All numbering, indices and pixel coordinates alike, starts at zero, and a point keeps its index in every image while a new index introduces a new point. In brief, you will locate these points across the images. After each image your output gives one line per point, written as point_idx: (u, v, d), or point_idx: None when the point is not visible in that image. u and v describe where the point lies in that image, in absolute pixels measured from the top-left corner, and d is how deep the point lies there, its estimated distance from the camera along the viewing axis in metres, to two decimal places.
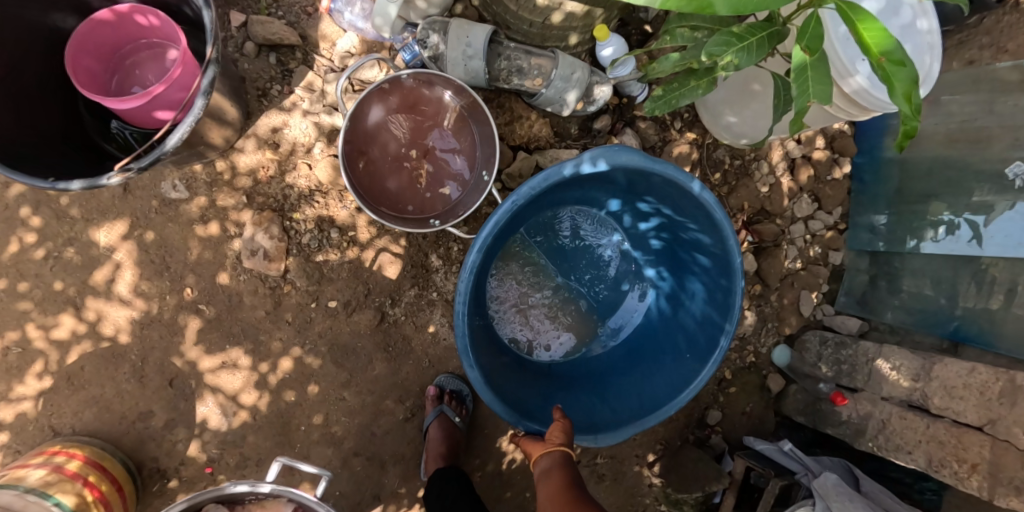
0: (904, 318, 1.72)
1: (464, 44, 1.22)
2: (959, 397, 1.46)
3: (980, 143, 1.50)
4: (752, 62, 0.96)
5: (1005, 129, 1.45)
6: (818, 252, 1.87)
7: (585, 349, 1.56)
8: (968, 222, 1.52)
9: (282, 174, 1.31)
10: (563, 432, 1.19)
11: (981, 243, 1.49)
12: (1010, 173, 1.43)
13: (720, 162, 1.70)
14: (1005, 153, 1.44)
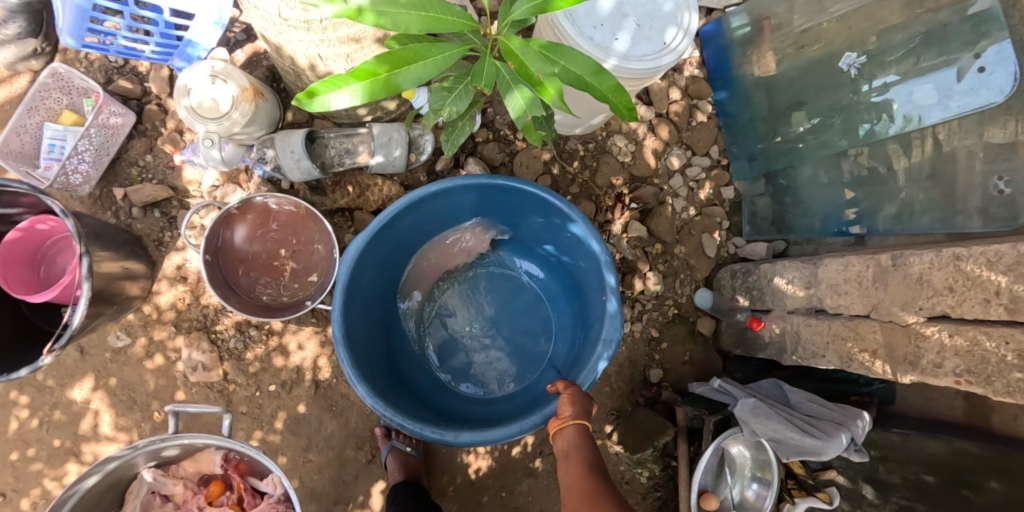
0: (809, 229, 1.81)
1: (289, 151, 1.44)
2: (844, 293, 1.53)
3: (824, 44, 1.69)
4: (468, 103, 1.14)
5: (841, 24, 1.64)
6: (709, 193, 1.95)
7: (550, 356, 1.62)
8: (841, 118, 1.69)
9: (197, 298, 1.58)
10: (573, 404, 1.14)
11: (855, 133, 1.66)
12: (846, 65, 1.63)
13: (574, 151, 1.83)
14: (845, 48, 1.63)
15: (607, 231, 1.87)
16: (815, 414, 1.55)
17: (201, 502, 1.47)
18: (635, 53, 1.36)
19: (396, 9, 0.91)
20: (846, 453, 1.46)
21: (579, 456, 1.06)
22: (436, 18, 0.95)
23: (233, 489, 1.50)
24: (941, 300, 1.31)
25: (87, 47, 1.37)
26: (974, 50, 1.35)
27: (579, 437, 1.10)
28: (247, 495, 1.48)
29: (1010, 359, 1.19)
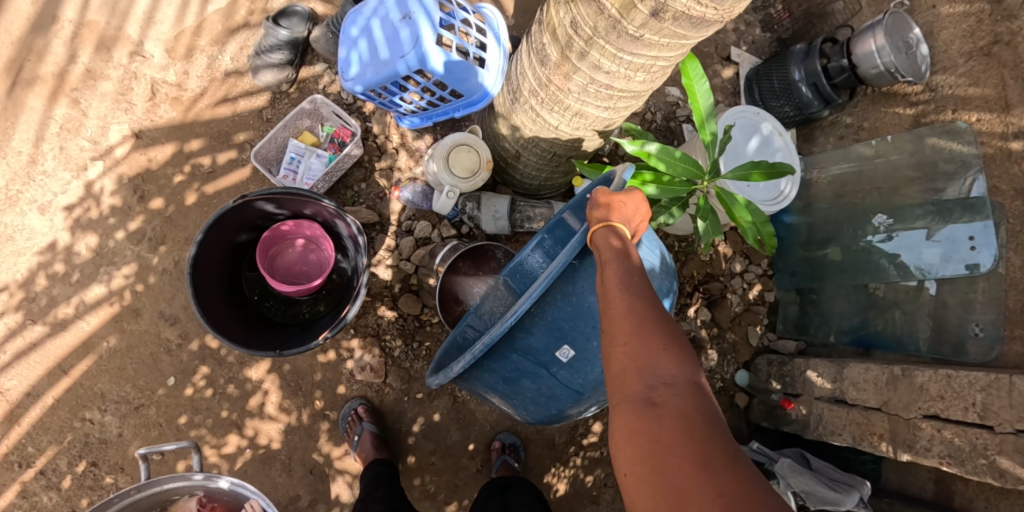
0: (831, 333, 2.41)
1: (493, 211, 1.82)
2: (863, 389, 2.08)
3: (858, 199, 2.36)
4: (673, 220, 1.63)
5: (873, 187, 2.32)
6: (756, 295, 2.49)
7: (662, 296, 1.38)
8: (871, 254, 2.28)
9: (375, 309, 1.85)
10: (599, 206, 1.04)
11: (881, 269, 2.24)
12: (876, 222, 2.28)
13: (670, 246, 2.33)
14: (874, 207, 2.30)
15: (684, 312, 2.35)
16: (834, 478, 2.04)
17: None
18: (758, 195, 1.89)
19: (669, 158, 1.48)
20: (856, 508, 1.96)
21: (613, 265, 0.96)
22: (690, 169, 1.51)
23: None
24: (934, 404, 1.87)
25: (363, 94, 1.68)
26: (969, 225, 1.96)
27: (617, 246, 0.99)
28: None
29: (976, 448, 1.74)
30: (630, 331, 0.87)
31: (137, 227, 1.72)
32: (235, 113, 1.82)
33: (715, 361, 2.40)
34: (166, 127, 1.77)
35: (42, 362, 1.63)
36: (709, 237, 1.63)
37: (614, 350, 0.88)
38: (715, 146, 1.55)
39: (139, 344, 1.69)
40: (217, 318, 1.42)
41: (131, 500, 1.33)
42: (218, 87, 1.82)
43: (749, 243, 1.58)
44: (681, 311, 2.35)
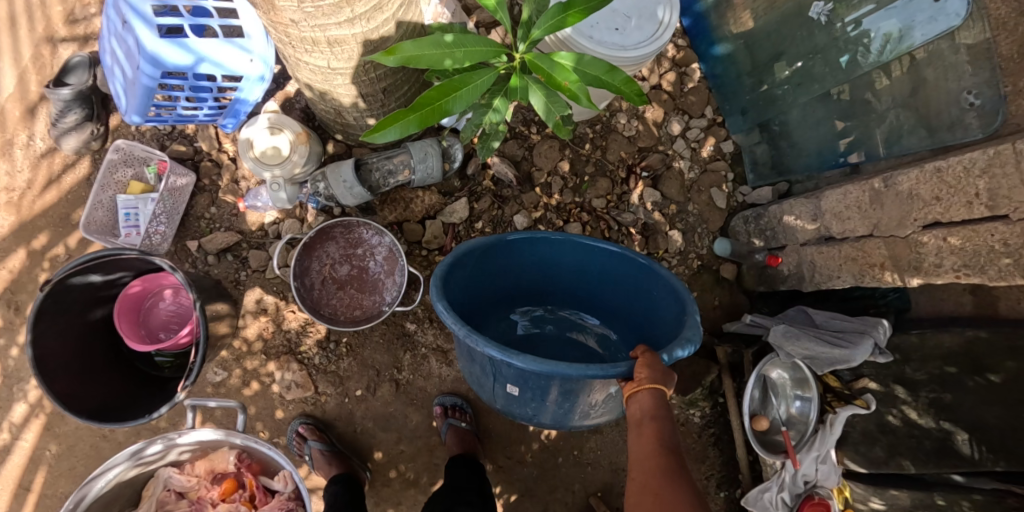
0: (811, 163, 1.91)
1: (342, 181, 1.62)
2: (848, 218, 1.71)
3: None
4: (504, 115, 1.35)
5: None
6: (711, 151, 2.14)
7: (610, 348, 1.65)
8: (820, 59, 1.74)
9: (279, 325, 1.76)
10: (649, 367, 1.05)
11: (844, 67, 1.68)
12: (815, 14, 1.70)
13: (585, 135, 2.02)
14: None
15: (627, 202, 2.05)
16: (840, 330, 1.73)
17: (213, 499, 1.55)
18: (632, 42, 1.53)
19: (440, 49, 1.13)
20: (872, 356, 1.66)
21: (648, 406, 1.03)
22: (473, 50, 1.17)
23: (243, 488, 1.58)
24: (931, 209, 1.46)
25: (150, 120, 1.55)
26: None
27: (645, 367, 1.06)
28: (258, 493, 1.57)
29: (994, 248, 1.33)
30: (660, 487, 0.94)
31: (25, 338, 1.72)
32: (67, 191, 1.75)
33: (681, 242, 2.09)
34: (10, 233, 1.73)
35: (5, 487, 1.71)
36: (553, 115, 1.29)
37: (646, 498, 0.94)
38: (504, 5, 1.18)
39: (77, 442, 1.72)
40: (88, 401, 1.41)
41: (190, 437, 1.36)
42: (40, 173, 1.75)
43: (592, 106, 1.20)
44: (624, 202, 2.05)
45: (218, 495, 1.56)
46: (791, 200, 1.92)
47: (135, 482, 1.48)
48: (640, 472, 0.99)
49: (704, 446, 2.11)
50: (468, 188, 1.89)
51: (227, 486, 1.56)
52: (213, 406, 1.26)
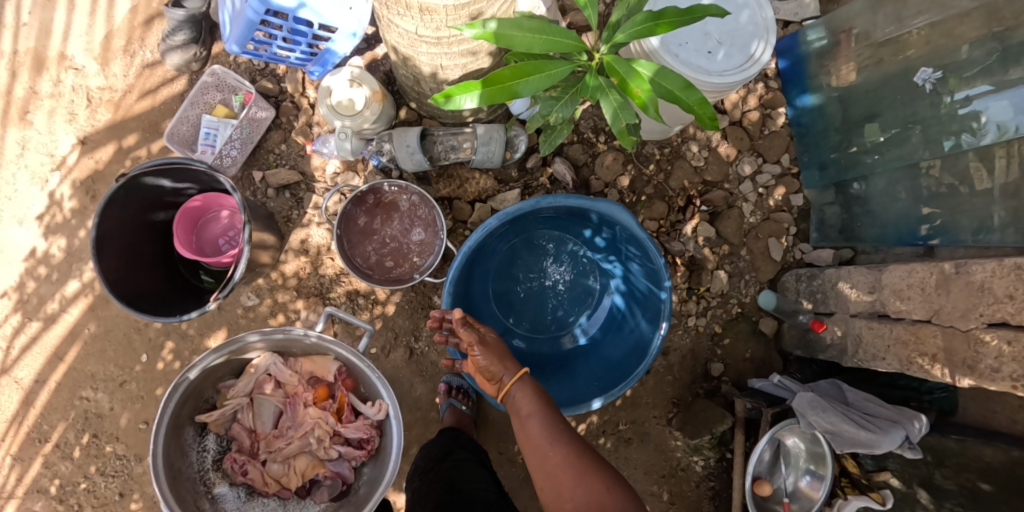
0: (882, 235, 1.80)
1: (405, 146, 1.67)
2: (907, 298, 1.60)
3: (897, 50, 1.66)
4: (570, 111, 1.36)
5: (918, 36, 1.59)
6: (779, 200, 2.05)
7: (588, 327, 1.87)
8: (914, 130, 1.64)
9: (317, 269, 1.84)
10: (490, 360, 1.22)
11: (940, 145, 1.57)
12: (920, 81, 1.59)
13: (651, 155, 1.98)
14: (913, 64, 1.61)
15: (679, 232, 1.99)
16: (871, 412, 1.64)
17: (307, 400, 1.68)
18: (717, 69, 1.50)
19: (522, 31, 1.17)
20: (899, 449, 1.56)
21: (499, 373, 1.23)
22: (555, 40, 1.21)
23: (333, 399, 1.71)
24: (1001, 307, 1.34)
25: (246, 53, 1.65)
26: None
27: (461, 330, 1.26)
28: (346, 409, 1.69)
29: None
30: (573, 481, 1.02)
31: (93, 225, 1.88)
32: (161, 102, 1.90)
33: (725, 283, 1.99)
34: (105, 127, 1.89)
35: (44, 352, 1.86)
36: (619, 121, 1.31)
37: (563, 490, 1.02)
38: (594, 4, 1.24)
39: (114, 328, 1.86)
40: (131, 288, 1.53)
41: (270, 339, 1.45)
42: (142, 80, 1.90)
43: (658, 119, 1.19)
44: (676, 230, 2.00)
45: (310, 398, 1.68)
46: (854, 268, 1.81)
47: (244, 360, 1.61)
48: (543, 466, 1.08)
49: (700, 497, 2.02)
50: (524, 180, 1.91)
51: (321, 393, 1.70)
52: (355, 321, 1.47)
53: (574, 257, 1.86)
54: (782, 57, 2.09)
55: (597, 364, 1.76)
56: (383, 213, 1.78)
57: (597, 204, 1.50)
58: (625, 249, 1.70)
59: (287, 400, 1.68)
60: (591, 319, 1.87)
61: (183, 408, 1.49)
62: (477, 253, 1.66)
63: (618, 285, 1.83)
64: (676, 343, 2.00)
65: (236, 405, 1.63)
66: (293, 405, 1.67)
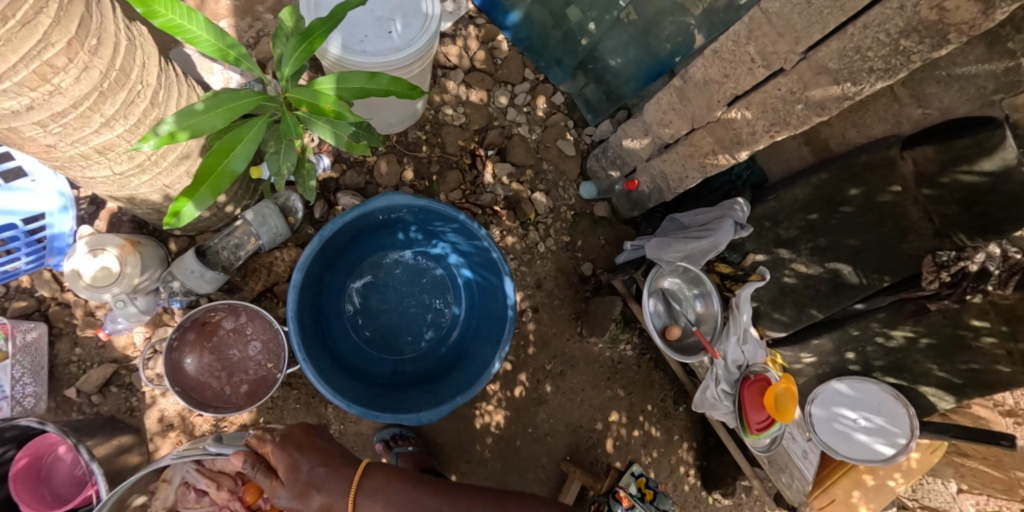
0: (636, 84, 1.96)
1: (190, 272, 1.62)
2: (669, 122, 1.79)
3: None
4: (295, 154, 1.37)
5: None
6: (546, 108, 2.20)
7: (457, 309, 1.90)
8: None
9: (191, 433, 1.75)
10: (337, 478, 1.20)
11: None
12: None
13: (418, 139, 2.04)
14: None
15: (482, 185, 2.07)
16: (703, 222, 1.83)
17: None
18: (405, 41, 1.54)
19: (200, 116, 1.19)
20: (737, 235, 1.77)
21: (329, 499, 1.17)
22: (233, 106, 1.23)
23: None
24: (726, 87, 1.54)
25: None
26: None
27: (296, 456, 1.20)
28: None
29: (788, 98, 1.44)
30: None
31: None
32: None
33: (546, 202, 2.11)
34: None
35: None
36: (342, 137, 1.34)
37: None
38: (246, 57, 1.29)
39: None
40: None
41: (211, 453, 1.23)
42: None
43: (360, 119, 1.26)
44: (480, 185, 2.07)
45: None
46: (630, 122, 1.93)
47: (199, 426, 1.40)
48: None
49: (644, 374, 2.19)
50: None
51: None
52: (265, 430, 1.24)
53: (404, 262, 1.88)
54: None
55: (479, 333, 1.79)
56: (209, 340, 1.69)
57: (372, 206, 1.59)
58: (434, 226, 1.77)
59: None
60: (455, 301, 1.89)
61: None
62: (314, 318, 1.65)
63: (455, 260, 1.86)
64: (544, 273, 2.09)
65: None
66: None
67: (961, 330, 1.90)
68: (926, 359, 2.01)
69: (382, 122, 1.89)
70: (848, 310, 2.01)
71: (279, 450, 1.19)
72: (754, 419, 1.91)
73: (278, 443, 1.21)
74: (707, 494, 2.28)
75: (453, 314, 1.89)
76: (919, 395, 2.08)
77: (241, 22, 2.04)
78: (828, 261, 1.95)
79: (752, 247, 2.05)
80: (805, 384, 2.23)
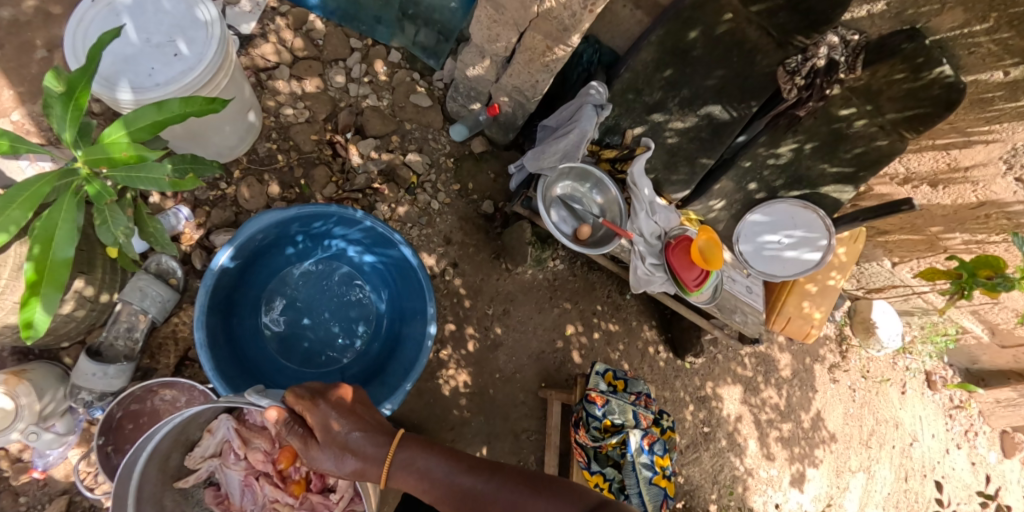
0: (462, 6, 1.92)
1: (91, 374, 1.58)
2: (497, 35, 1.70)
3: None
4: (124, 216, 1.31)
5: None
6: (386, 68, 2.12)
7: (379, 296, 1.88)
8: None
9: None
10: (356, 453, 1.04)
11: None
12: None
13: (271, 150, 1.96)
14: None
15: (352, 168, 2.02)
16: (566, 116, 1.87)
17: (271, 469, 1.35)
18: (195, 57, 1.43)
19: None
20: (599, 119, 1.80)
21: (360, 469, 1.05)
22: (28, 196, 1.13)
23: (304, 460, 1.37)
24: None
25: None
26: None
27: (328, 412, 1.05)
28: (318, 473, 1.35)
29: None
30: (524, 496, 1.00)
31: None
32: None
33: (423, 160, 2.07)
34: None
35: None
36: (162, 180, 1.27)
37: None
38: (21, 140, 1.20)
39: None
40: None
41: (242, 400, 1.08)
42: None
43: (162, 153, 1.21)
44: (350, 170, 2.02)
45: (275, 466, 1.35)
46: (467, 49, 1.84)
47: (197, 422, 1.27)
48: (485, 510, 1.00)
49: (580, 279, 2.26)
50: None
51: (286, 456, 1.35)
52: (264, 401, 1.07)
53: (309, 274, 1.84)
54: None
55: (405, 310, 1.78)
56: (141, 420, 1.65)
57: (246, 236, 1.50)
58: (317, 228, 1.71)
59: (257, 471, 1.34)
60: (374, 289, 1.88)
61: (167, 460, 1.24)
62: (241, 369, 1.60)
63: (355, 251, 1.82)
64: (449, 227, 2.09)
65: (210, 468, 1.32)
66: (254, 479, 1.35)
67: (835, 124, 1.99)
68: (817, 162, 2.10)
69: (223, 146, 1.80)
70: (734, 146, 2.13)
71: (311, 409, 1.04)
72: (690, 278, 1.95)
73: (311, 401, 1.05)
74: (681, 361, 2.40)
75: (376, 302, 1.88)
76: (824, 196, 2.19)
77: (33, 106, 1.87)
78: (697, 108, 2.00)
79: (628, 124, 2.07)
80: (727, 227, 2.32)
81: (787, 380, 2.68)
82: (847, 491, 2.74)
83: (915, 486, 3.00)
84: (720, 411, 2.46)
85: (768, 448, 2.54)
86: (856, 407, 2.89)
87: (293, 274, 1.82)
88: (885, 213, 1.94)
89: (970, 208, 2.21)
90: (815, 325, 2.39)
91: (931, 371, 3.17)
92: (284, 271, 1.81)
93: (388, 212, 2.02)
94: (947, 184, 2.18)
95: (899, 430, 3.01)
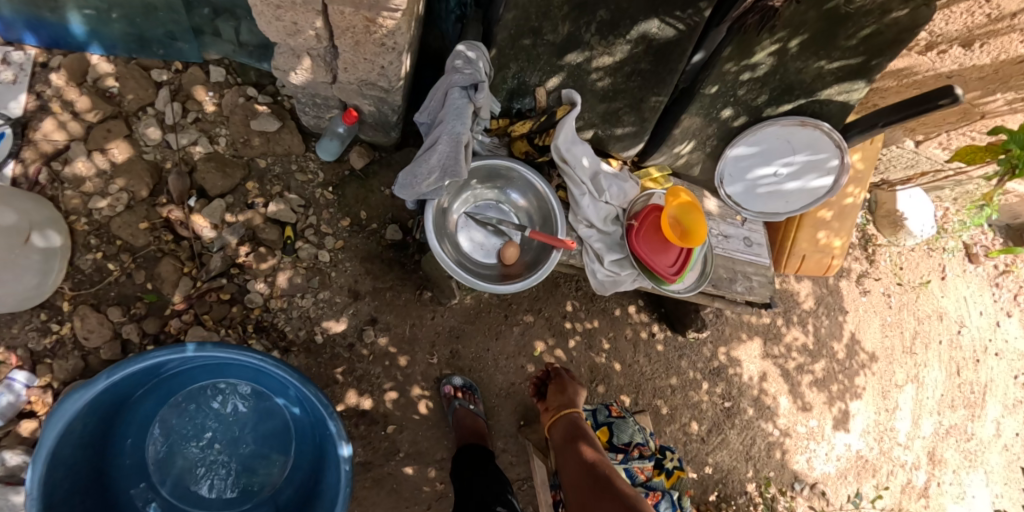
0: None
1: None
2: (295, 26, 1.10)
3: None
4: None
5: None
6: (211, 96, 1.56)
7: (287, 405, 1.49)
8: None
9: None
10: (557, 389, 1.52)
11: None
12: None
13: (93, 257, 1.45)
14: None
15: (206, 247, 1.52)
16: (436, 110, 1.26)
17: None
18: None
19: None
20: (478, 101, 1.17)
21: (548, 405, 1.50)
22: None
23: None
24: None
25: None
26: None
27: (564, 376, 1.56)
28: None
29: None
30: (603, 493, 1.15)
31: None
32: None
33: (291, 202, 1.59)
34: None
35: None
36: None
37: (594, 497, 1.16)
38: None
39: None
40: None
41: None
42: None
43: None
44: (204, 252, 1.52)
45: None
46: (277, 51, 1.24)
47: None
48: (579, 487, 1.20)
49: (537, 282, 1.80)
50: None
51: None
52: None
53: (193, 408, 1.45)
54: (19, 33, 1.44)
55: (317, 423, 1.38)
56: None
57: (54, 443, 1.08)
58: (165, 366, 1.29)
59: None
60: (277, 401, 1.48)
61: None
62: None
63: (234, 367, 1.41)
64: (354, 278, 1.61)
65: None
66: None
67: (828, 4, 1.33)
68: (812, 60, 1.48)
69: (9, 295, 1.30)
70: (690, 70, 1.54)
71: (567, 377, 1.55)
72: (664, 263, 1.47)
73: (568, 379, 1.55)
74: (683, 337, 1.97)
75: (286, 412, 1.49)
76: (825, 101, 1.62)
77: None
78: (625, 34, 1.34)
79: (536, 81, 1.45)
80: (705, 169, 1.80)
81: (810, 313, 2.28)
82: (898, 410, 2.43)
83: (969, 377, 2.69)
84: (740, 377, 2.08)
85: (802, 398, 2.19)
86: (893, 313, 2.51)
87: (171, 418, 1.43)
88: (913, 116, 1.42)
89: (1016, 64, 1.68)
90: (836, 255, 1.96)
91: (969, 242, 2.74)
92: (157, 416, 1.42)
93: (267, 286, 1.54)
94: (988, 41, 1.61)
95: (944, 321, 2.64)
